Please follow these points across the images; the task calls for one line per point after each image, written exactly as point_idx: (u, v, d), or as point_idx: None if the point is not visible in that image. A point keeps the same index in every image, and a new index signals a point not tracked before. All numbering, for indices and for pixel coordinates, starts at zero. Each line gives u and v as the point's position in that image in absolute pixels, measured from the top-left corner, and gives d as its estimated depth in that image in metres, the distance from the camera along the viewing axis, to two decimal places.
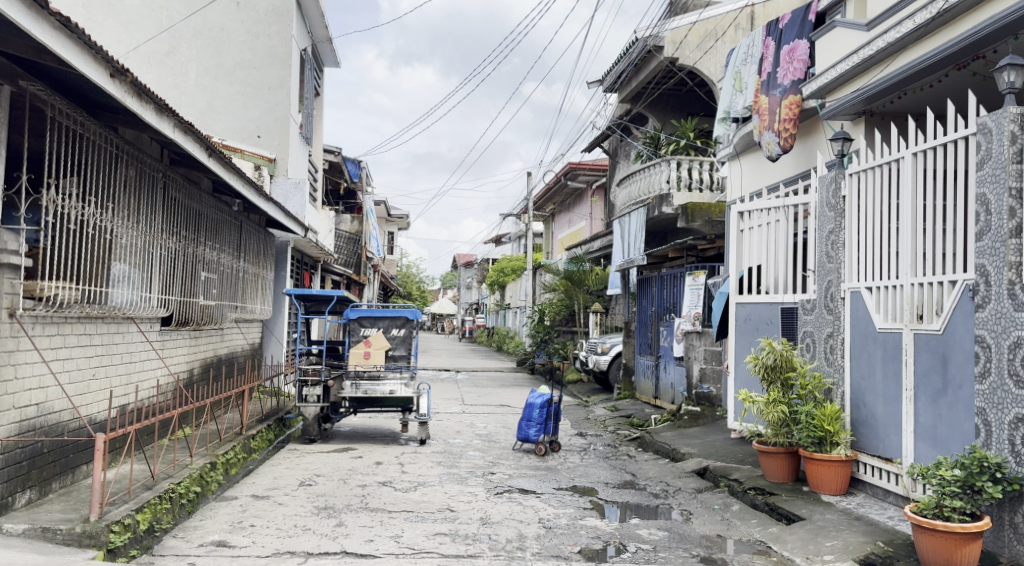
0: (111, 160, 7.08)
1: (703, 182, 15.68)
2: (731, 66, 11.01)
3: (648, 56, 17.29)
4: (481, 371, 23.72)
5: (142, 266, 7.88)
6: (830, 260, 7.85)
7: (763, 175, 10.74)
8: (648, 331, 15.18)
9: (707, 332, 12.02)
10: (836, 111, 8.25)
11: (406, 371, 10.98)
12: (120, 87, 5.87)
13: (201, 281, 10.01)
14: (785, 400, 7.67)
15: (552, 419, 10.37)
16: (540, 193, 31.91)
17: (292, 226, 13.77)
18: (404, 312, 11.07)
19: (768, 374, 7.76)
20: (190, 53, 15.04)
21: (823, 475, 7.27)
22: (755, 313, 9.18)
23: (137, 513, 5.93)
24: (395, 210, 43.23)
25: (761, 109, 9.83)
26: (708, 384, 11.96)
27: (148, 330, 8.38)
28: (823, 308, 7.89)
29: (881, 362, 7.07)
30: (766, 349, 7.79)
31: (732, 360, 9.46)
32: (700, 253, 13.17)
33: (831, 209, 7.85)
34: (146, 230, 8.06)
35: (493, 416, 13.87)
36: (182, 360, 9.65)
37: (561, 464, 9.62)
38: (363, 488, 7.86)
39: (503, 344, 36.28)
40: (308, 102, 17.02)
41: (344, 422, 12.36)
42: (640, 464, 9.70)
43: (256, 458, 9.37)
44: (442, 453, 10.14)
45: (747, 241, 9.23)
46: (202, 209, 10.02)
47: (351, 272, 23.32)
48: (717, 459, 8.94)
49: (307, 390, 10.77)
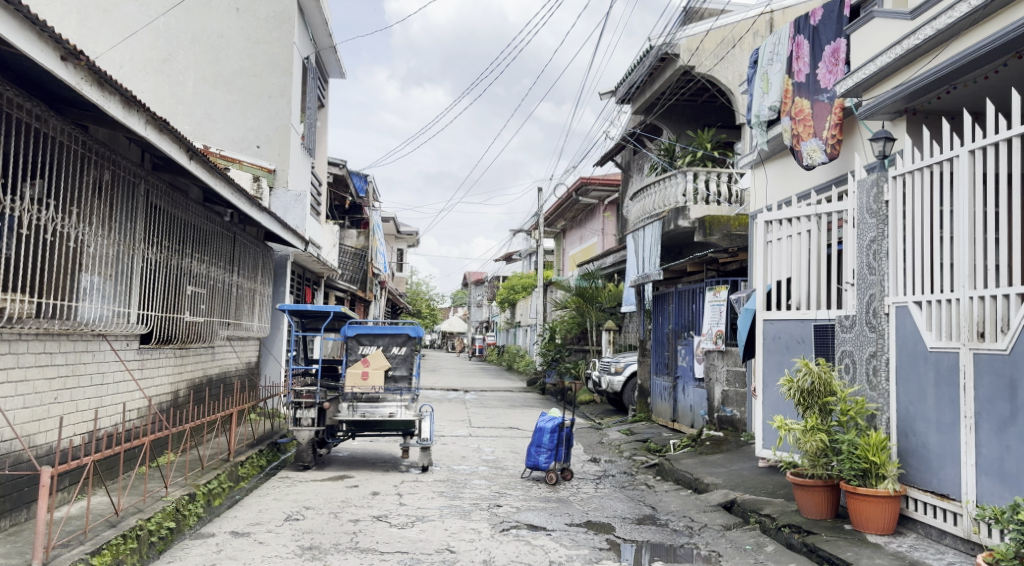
0: (80, 161, 6.42)
1: (722, 194, 14.92)
2: (756, 66, 10.32)
3: (664, 64, 16.64)
4: (490, 392, 22.91)
5: (115, 278, 7.21)
6: (871, 272, 7.09)
7: (794, 180, 9.96)
8: (665, 351, 14.38)
9: (731, 352, 11.31)
10: (875, 109, 7.57)
11: (408, 393, 10.29)
12: (76, 73, 5.19)
13: (188, 296, 9.34)
14: (824, 427, 6.91)
15: (563, 445, 9.61)
16: (552, 209, 31.28)
17: (291, 238, 13.10)
18: (405, 329, 10.63)
19: (804, 400, 7.03)
20: (188, 61, 14.47)
21: (868, 513, 6.47)
22: (785, 330, 8.42)
23: (92, 557, 5.24)
24: (404, 226, 42.63)
25: (801, 113, 9.13)
26: (730, 407, 11.29)
27: (124, 350, 7.70)
28: (864, 324, 7.11)
29: (933, 386, 6.32)
30: (802, 371, 7.04)
31: (760, 382, 8.68)
32: (721, 267, 12.34)
33: (872, 215, 7.09)
34: (121, 239, 7.40)
35: (501, 440, 13.11)
36: (165, 383, 8.97)
37: (574, 495, 8.83)
38: (355, 524, 7.11)
39: (513, 362, 35.47)
40: (309, 111, 16.23)
41: (343, 447, 11.66)
42: (661, 495, 8.91)
43: (243, 487, 8.75)
44: (445, 481, 9.39)
45: (775, 254, 8.49)
46: (190, 219, 9.37)
47: (356, 288, 22.68)
48: (746, 491, 8.14)
49: (301, 412, 9.99)
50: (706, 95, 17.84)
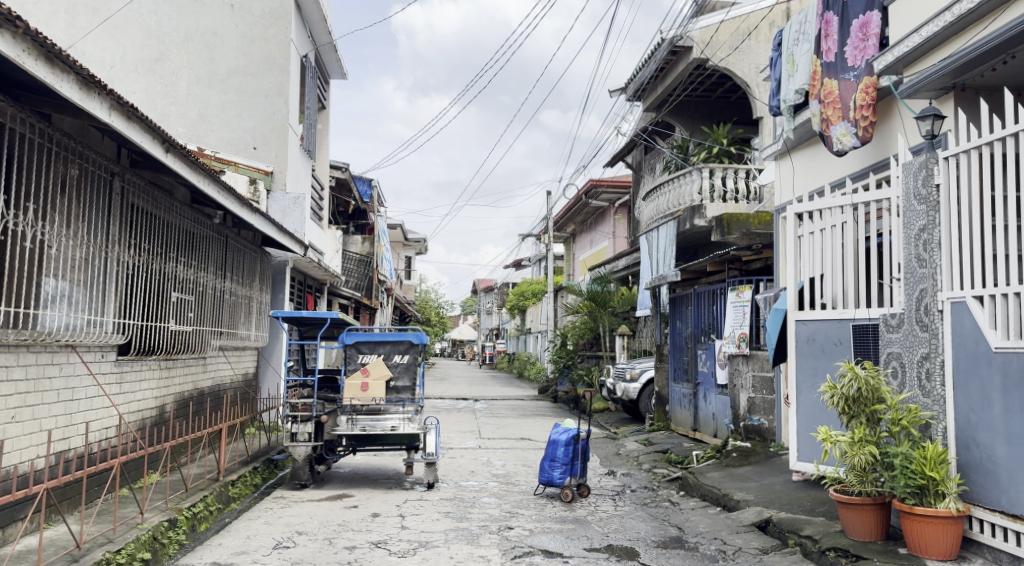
0: (37, 153, 5.78)
1: (740, 191, 14.25)
2: (781, 47, 9.57)
3: (676, 58, 15.92)
4: (501, 400, 22.21)
5: (85, 283, 6.57)
6: (920, 264, 6.35)
7: (822, 171, 9.25)
8: (683, 356, 13.65)
9: (757, 356, 10.59)
10: (918, 85, 6.86)
11: (410, 405, 9.63)
12: (15, 44, 4.53)
13: (173, 303, 8.69)
14: (873, 438, 6.19)
15: (579, 458, 8.88)
16: (562, 212, 30.61)
17: (290, 244, 12.48)
18: (408, 336, 9.94)
19: (849, 409, 6.32)
20: (180, 60, 13.83)
21: (928, 536, 5.71)
22: (821, 332, 7.72)
23: None
24: (412, 234, 42.06)
25: (829, 95, 8.41)
26: (757, 415, 10.57)
27: (99, 363, 7.03)
28: (914, 323, 6.38)
29: (999, 391, 5.58)
30: (846, 376, 6.32)
31: (794, 389, 7.95)
32: (744, 266, 11.58)
33: (920, 201, 6.35)
34: (92, 241, 6.75)
35: (511, 452, 12.40)
36: (150, 397, 8.32)
37: (592, 514, 8.10)
38: (350, 552, 6.41)
39: (524, 370, 34.70)
40: (309, 112, 15.63)
41: (344, 462, 11.00)
42: (687, 514, 8.18)
43: (233, 509, 8.11)
44: (452, 500, 8.70)
45: (808, 248, 7.77)
46: (175, 221, 8.71)
47: (361, 296, 22.02)
48: (782, 509, 7.41)
49: (296, 427, 9.23)
50: (720, 90, 17.16)
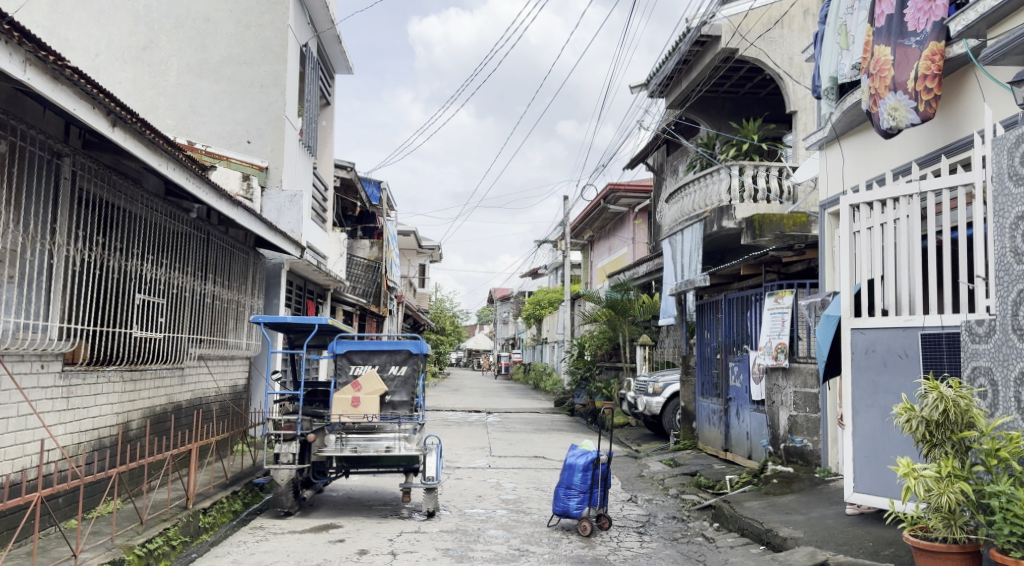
0: None
1: (772, 190, 13.04)
2: (832, 16, 8.45)
3: (702, 49, 14.73)
4: (515, 413, 21.07)
5: (10, 277, 5.59)
6: (1017, 260, 5.21)
7: (876, 160, 8.16)
8: (713, 369, 12.47)
9: (801, 370, 9.43)
10: (1007, 47, 5.68)
11: (409, 422, 8.59)
12: None
13: (138, 306, 7.64)
14: (963, 473, 5.04)
15: (598, 486, 7.75)
16: (579, 218, 29.49)
17: (285, 246, 11.44)
18: (406, 344, 8.90)
19: (930, 436, 5.21)
20: (171, 48, 12.84)
21: None
22: (882, 342, 6.56)
23: None
24: (427, 242, 40.91)
25: (878, 64, 7.23)
26: (800, 436, 9.37)
27: (35, 377, 6.04)
28: (1009, 331, 5.23)
29: None
30: (929, 396, 5.18)
31: (849, 408, 6.79)
32: (782, 270, 10.47)
33: (1016, 182, 5.22)
34: (25, 230, 5.76)
35: (524, 474, 11.26)
36: (107, 413, 7.26)
37: (614, 553, 6.97)
38: None
39: (541, 381, 33.52)
40: (309, 105, 14.53)
41: (337, 485, 9.92)
42: (725, 554, 7.03)
43: (203, 541, 7.02)
44: (453, 532, 7.59)
45: (866, 244, 6.65)
46: (142, 214, 7.69)
47: (368, 303, 21.03)
48: (840, 550, 6.25)
49: (279, 447, 8.12)
50: (749, 85, 16.03)
